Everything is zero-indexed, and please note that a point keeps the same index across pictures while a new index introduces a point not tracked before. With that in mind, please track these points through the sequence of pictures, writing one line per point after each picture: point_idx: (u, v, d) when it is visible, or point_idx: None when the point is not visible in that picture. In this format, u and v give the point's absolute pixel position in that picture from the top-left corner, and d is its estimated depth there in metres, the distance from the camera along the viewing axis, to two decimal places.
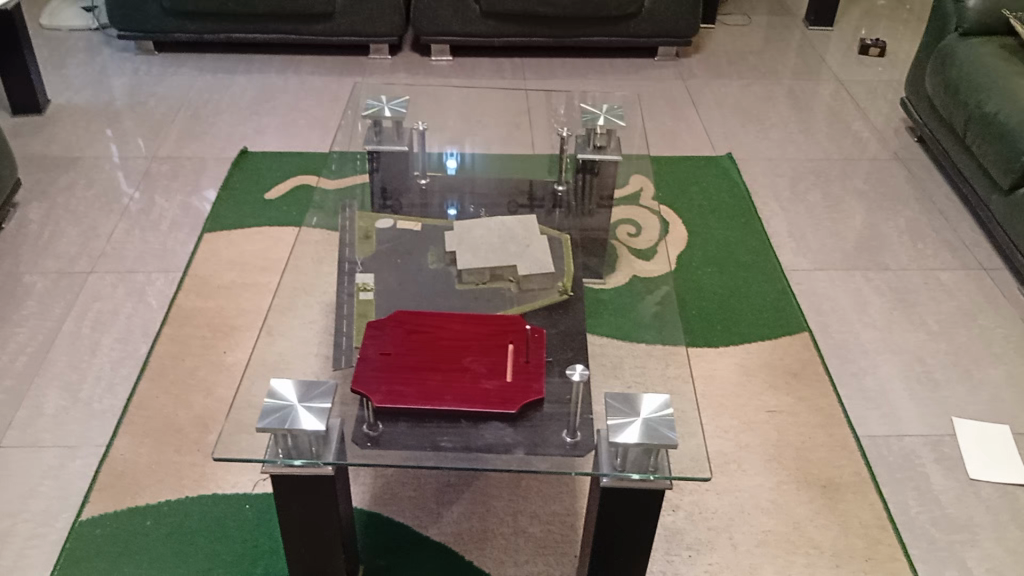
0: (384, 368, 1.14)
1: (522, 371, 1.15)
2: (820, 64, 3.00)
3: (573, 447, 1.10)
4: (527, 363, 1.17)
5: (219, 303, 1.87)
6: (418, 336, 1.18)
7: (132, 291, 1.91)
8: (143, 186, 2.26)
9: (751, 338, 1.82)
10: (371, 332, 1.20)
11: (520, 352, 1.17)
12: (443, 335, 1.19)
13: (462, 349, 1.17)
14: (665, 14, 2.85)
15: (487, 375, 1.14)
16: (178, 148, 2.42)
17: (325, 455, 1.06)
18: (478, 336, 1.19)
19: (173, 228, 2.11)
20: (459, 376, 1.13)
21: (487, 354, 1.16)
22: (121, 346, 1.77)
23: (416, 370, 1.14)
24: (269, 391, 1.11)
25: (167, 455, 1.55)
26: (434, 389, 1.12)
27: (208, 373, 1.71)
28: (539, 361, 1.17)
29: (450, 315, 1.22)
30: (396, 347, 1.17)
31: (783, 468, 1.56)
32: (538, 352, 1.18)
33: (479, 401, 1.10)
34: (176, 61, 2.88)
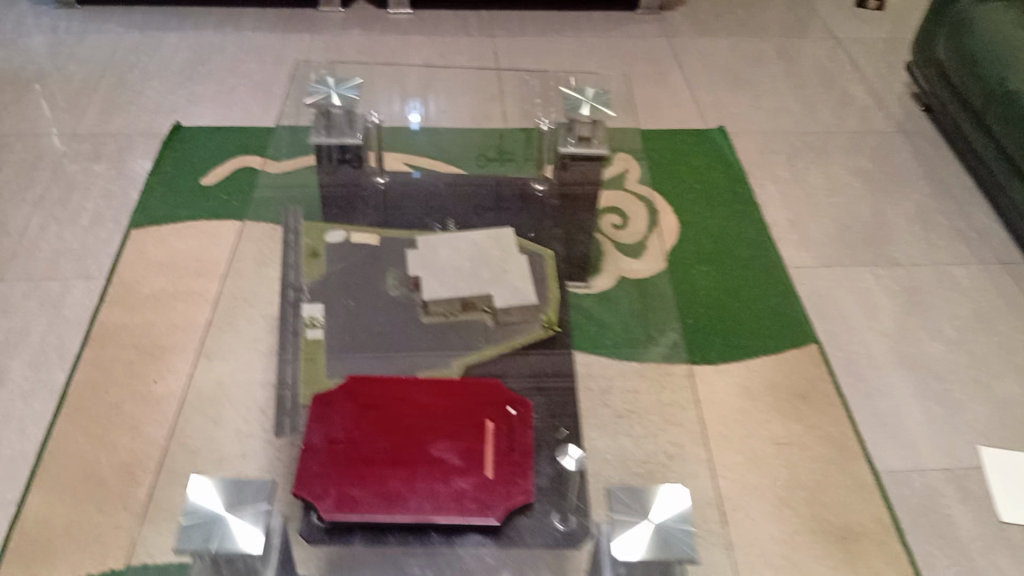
0: (333, 462, 0.93)
1: (503, 461, 0.95)
2: (814, 19, 2.76)
3: (566, 537, 0.96)
4: (510, 450, 0.97)
5: (148, 319, 1.62)
6: (375, 418, 0.98)
7: (46, 303, 1.65)
8: (61, 170, 1.98)
9: (753, 353, 1.63)
10: (317, 412, 0.99)
11: (501, 435, 0.97)
12: (406, 414, 0.98)
13: (429, 433, 0.96)
14: None
15: (460, 467, 0.93)
16: (101, 122, 2.13)
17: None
18: (449, 414, 0.99)
19: (94, 222, 1.84)
20: (426, 471, 0.93)
21: (460, 439, 0.96)
22: (33, 374, 1.53)
23: (373, 464, 0.93)
24: (189, 489, 0.91)
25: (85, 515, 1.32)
26: (395, 490, 0.91)
27: (134, 408, 1.47)
28: (524, 446, 0.98)
29: (415, 385, 1.02)
30: (348, 432, 0.96)
31: (795, 515, 1.38)
32: (522, 433, 0.98)
33: (453, 507, 0.90)
34: (99, 16, 2.55)
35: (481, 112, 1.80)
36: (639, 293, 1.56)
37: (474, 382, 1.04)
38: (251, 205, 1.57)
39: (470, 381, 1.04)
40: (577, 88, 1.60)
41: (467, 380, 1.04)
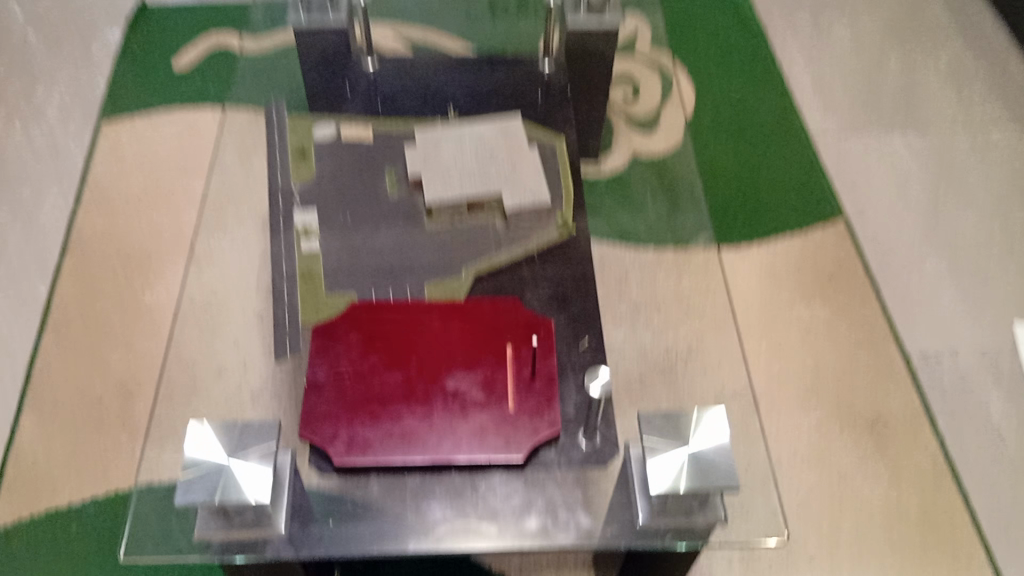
0: (340, 400, 0.89)
1: (526, 393, 0.91)
2: None
3: (592, 455, 0.89)
4: (531, 379, 0.92)
5: (131, 223, 1.51)
6: (384, 349, 0.93)
7: (19, 210, 1.54)
8: (21, 60, 1.82)
9: (778, 233, 1.53)
10: (319, 344, 0.94)
11: (521, 364, 0.93)
12: (417, 344, 0.94)
13: (443, 366, 0.92)
14: None
15: (479, 403, 0.90)
16: (59, 3, 1.95)
17: (277, 526, 0.80)
18: (463, 343, 0.94)
19: (62, 117, 1.70)
20: (444, 408, 0.89)
21: (478, 373, 0.92)
22: (14, 288, 1.44)
23: (385, 402, 0.89)
24: (190, 436, 0.82)
25: (85, 437, 1.26)
26: (410, 430, 0.87)
27: (126, 322, 1.39)
28: (548, 375, 0.93)
29: (424, 309, 0.97)
30: (354, 367, 0.91)
31: (824, 405, 1.32)
32: (543, 361, 0.94)
33: (475, 445, 0.86)
34: None
35: None
36: (659, 177, 1.44)
37: (489, 304, 0.99)
38: (232, 87, 1.41)
39: (483, 304, 0.99)
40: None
41: (479, 303, 0.99)
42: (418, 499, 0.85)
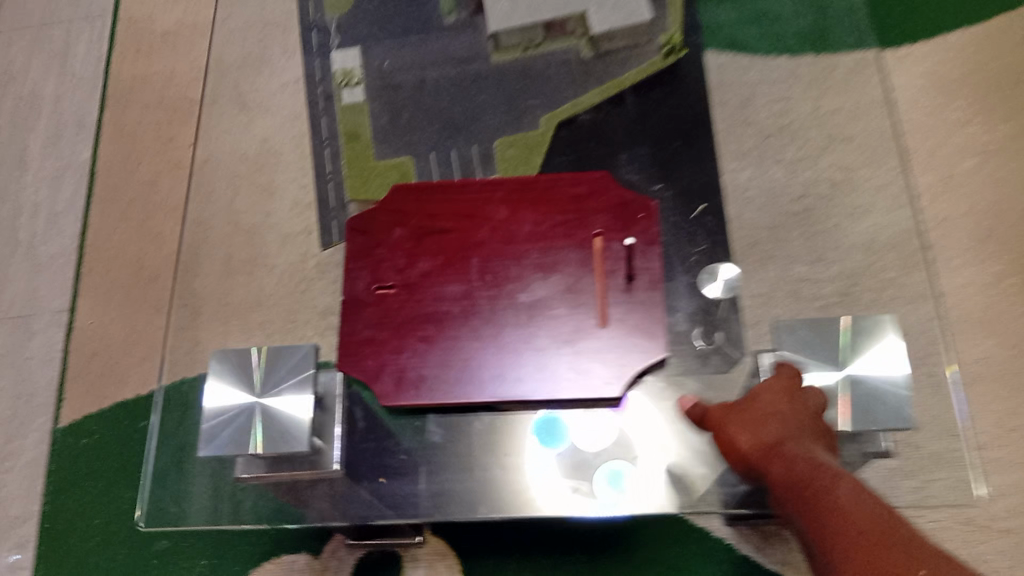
0: (383, 322, 0.73)
1: (621, 302, 0.72)
2: None
3: (707, 358, 0.79)
4: (629, 284, 0.73)
5: (170, 66, 1.33)
6: (437, 245, 0.76)
7: (53, 58, 1.38)
8: None
9: (952, 28, 1.21)
10: (355, 245, 0.78)
11: (615, 262, 0.73)
12: (477, 243, 0.76)
13: (511, 270, 0.74)
14: None
15: (560, 320, 0.72)
16: None
17: (331, 463, 0.73)
18: (536, 240, 0.75)
19: None
20: (515, 330, 0.72)
21: (559, 279, 0.73)
22: (57, 151, 1.30)
23: (441, 323, 0.73)
24: (218, 361, 0.71)
25: (141, 319, 1.15)
26: (472, 362, 0.71)
27: (172, 184, 1.24)
28: (653, 275, 0.73)
29: (486, 192, 0.78)
30: (400, 275, 0.75)
31: (1003, 250, 1.06)
32: (646, 253, 0.74)
33: (555, 380, 0.69)
34: None
35: None
36: None
37: (571, 181, 0.78)
38: None
39: (561, 181, 0.79)
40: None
41: (558, 177, 0.79)
42: (485, 452, 0.76)
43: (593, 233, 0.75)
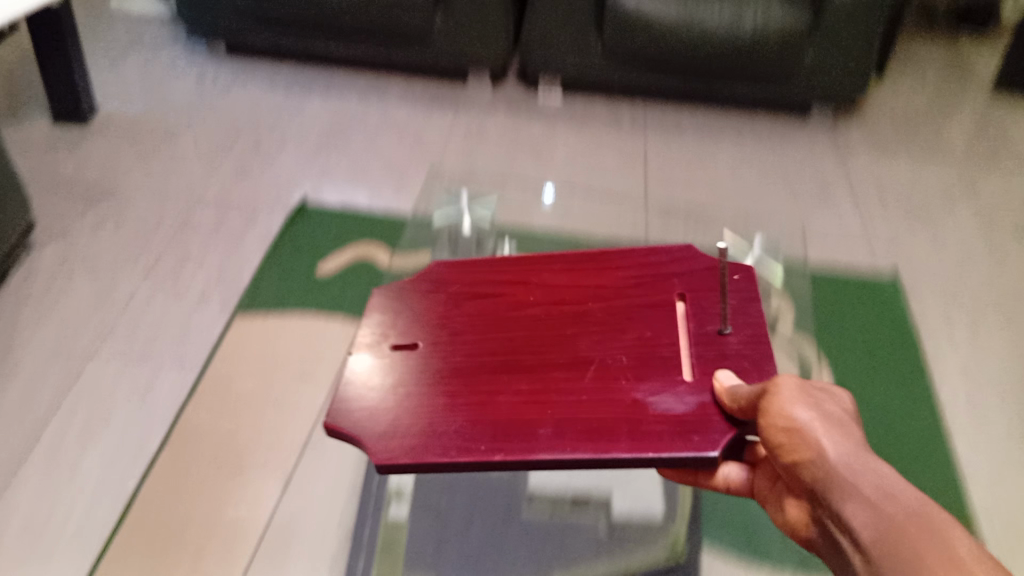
0: (412, 364, 0.96)
1: (710, 359, 0.95)
2: (1012, 148, 2.41)
3: None
4: (723, 332, 0.98)
5: (233, 425, 1.51)
6: (481, 311, 1.04)
7: (134, 388, 1.59)
8: (178, 237, 1.96)
9: None
10: (389, 295, 1.06)
11: (709, 320, 1.00)
12: (522, 306, 1.04)
13: (561, 336, 1.00)
14: (829, 77, 2.31)
15: (622, 379, 0.93)
16: (230, 189, 2.11)
17: None
18: (598, 309, 1.03)
19: (201, 302, 1.79)
20: (568, 384, 0.93)
21: (624, 341, 0.98)
22: (105, 470, 1.44)
23: (480, 375, 0.95)
24: None
25: None
26: (504, 414, 0.89)
27: (186, 515, 1.36)
28: (748, 333, 0.99)
29: (531, 271, 1.10)
30: (431, 334, 1.00)
31: None
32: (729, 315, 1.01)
33: (612, 433, 0.87)
34: (249, 71, 2.56)
35: (624, 232, 1.64)
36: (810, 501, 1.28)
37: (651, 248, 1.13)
38: None
39: (634, 253, 1.12)
40: (746, 244, 1.49)
41: (604, 261, 1.11)
42: None
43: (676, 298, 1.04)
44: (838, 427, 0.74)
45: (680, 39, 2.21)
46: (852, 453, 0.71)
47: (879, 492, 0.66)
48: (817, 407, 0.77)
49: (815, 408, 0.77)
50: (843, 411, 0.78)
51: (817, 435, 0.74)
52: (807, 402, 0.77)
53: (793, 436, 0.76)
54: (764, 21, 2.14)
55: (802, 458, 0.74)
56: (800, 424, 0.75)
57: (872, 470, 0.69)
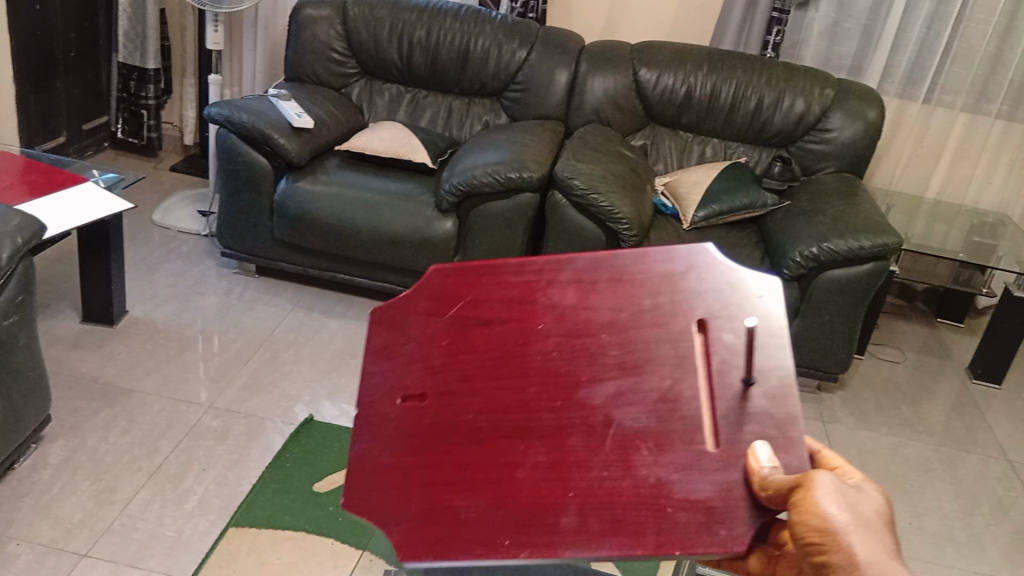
0: (424, 421, 0.85)
1: (740, 424, 0.80)
2: (985, 430, 2.53)
3: None
4: (748, 382, 0.85)
5: None
6: (474, 328, 0.93)
7: None
8: (184, 445, 2.01)
9: None
10: (389, 342, 0.94)
11: (733, 367, 0.86)
12: (531, 339, 0.91)
13: (575, 384, 0.86)
14: (815, 349, 2.46)
15: (643, 451, 0.79)
16: (241, 399, 2.20)
17: None
18: (611, 341, 0.90)
19: (197, 509, 1.83)
20: (584, 450, 0.79)
21: (645, 397, 0.84)
22: None
23: (497, 445, 0.81)
24: None
25: None
26: (525, 493, 0.76)
27: None
28: (776, 385, 0.85)
29: (536, 291, 0.97)
30: (440, 385, 0.88)
31: None
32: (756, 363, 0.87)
33: (640, 525, 0.73)
34: (273, 289, 2.73)
35: None
36: None
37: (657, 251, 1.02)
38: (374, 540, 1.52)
39: (647, 259, 1.00)
40: None
41: (627, 275, 0.98)
42: None
43: (695, 320, 0.92)
44: (863, 526, 0.73)
45: None
46: (878, 559, 0.71)
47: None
48: (844, 503, 0.74)
49: (843, 502, 0.74)
50: (873, 512, 0.76)
51: (851, 541, 0.72)
52: (837, 499, 0.74)
53: (825, 534, 0.73)
54: None
55: (834, 554, 0.72)
56: (835, 524, 0.73)
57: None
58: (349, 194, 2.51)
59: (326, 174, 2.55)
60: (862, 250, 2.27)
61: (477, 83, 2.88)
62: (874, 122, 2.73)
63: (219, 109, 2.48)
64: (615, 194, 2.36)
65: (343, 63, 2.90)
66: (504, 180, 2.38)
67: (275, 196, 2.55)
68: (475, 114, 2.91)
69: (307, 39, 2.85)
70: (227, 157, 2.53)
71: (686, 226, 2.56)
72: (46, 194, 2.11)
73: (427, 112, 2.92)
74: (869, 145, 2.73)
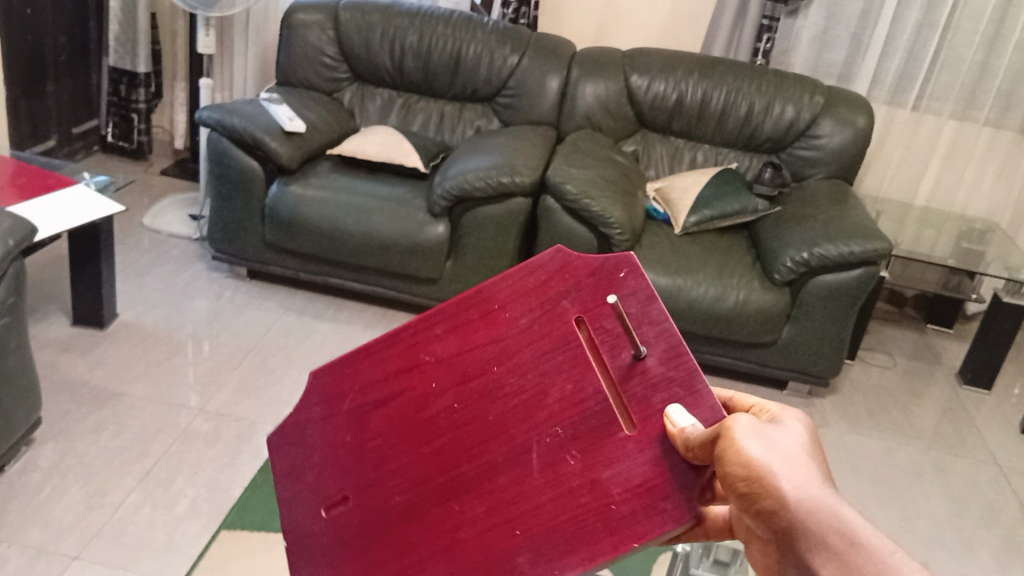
0: (354, 522, 0.80)
1: (645, 397, 0.72)
2: (976, 436, 2.54)
3: None
4: (643, 358, 0.73)
5: None
6: (369, 404, 0.83)
7: None
8: (175, 448, 2.00)
9: None
10: (297, 460, 0.87)
11: (620, 342, 0.74)
12: (430, 401, 0.79)
13: (483, 427, 0.76)
14: (803, 351, 2.46)
15: (569, 458, 0.72)
16: (232, 403, 2.19)
17: None
18: (503, 372, 0.77)
19: (189, 513, 1.82)
20: (516, 484, 0.72)
21: (547, 412, 0.74)
22: None
23: (426, 516, 0.75)
24: None
25: None
26: (474, 554, 0.72)
27: None
28: (668, 347, 0.73)
29: (415, 350, 0.82)
30: (357, 481, 0.81)
31: None
32: (652, 327, 0.74)
33: (588, 531, 0.69)
34: (264, 293, 2.72)
35: None
36: None
37: None
38: None
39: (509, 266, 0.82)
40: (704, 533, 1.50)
41: (489, 287, 0.81)
42: None
43: (573, 321, 0.77)
44: (789, 462, 0.69)
45: (670, 308, 2.39)
46: (808, 492, 0.67)
47: (846, 538, 0.64)
48: (767, 443, 0.69)
49: (764, 443, 0.69)
50: (795, 444, 0.71)
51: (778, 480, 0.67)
52: (758, 441, 0.69)
53: (752, 482, 0.67)
54: (744, 302, 2.38)
55: (766, 500, 0.68)
56: (761, 469, 0.67)
57: (830, 511, 0.66)
58: (340, 198, 2.51)
59: (318, 177, 2.56)
60: (852, 254, 2.28)
61: (469, 88, 2.88)
62: (863, 128, 2.75)
63: (211, 113, 2.48)
64: (606, 199, 2.37)
65: (335, 67, 2.90)
66: (495, 185, 2.38)
67: (266, 200, 2.55)
68: (467, 119, 2.91)
69: (299, 44, 2.85)
70: (218, 161, 2.53)
71: (678, 230, 2.57)
72: (38, 197, 2.10)
73: (420, 117, 2.92)
74: (859, 152, 2.75)
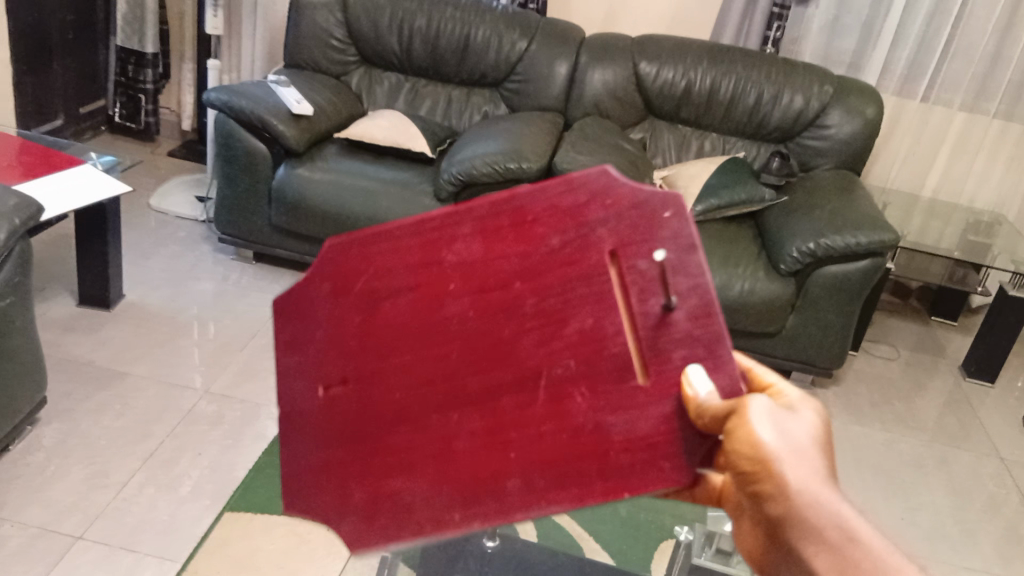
0: (354, 413, 0.75)
1: (668, 351, 0.68)
2: (979, 429, 2.54)
3: None
4: (671, 309, 0.68)
5: None
6: (376, 297, 0.74)
7: None
8: (178, 430, 2.01)
9: None
10: (297, 330, 0.77)
11: (651, 287, 0.68)
12: (446, 302, 0.72)
13: (500, 344, 0.71)
14: (807, 341, 2.47)
15: (577, 395, 0.69)
16: (235, 385, 2.20)
17: None
18: (526, 289, 0.70)
19: (193, 494, 1.83)
20: (518, 410, 0.71)
21: (566, 346, 0.70)
22: None
23: (426, 421, 0.73)
24: None
25: None
26: (467, 472, 0.71)
27: None
28: (699, 303, 0.68)
29: (437, 239, 0.72)
30: (360, 367, 0.75)
31: None
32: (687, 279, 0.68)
33: (583, 471, 0.69)
34: (269, 275, 2.73)
35: None
36: None
37: None
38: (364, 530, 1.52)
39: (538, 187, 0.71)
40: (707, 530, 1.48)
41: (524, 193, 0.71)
42: None
43: (606, 255, 0.69)
44: (799, 449, 0.66)
45: None
46: (811, 483, 0.65)
47: (841, 533, 0.64)
48: (778, 426, 0.66)
49: (775, 425, 0.66)
50: (805, 424, 0.68)
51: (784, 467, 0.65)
52: (769, 423, 0.65)
53: (757, 465, 0.65)
54: (749, 291, 2.38)
55: (767, 484, 0.65)
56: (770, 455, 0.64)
57: (830, 506, 0.64)
58: (346, 181, 2.51)
59: (324, 161, 2.56)
60: (859, 245, 2.28)
61: (477, 72, 2.87)
62: (872, 119, 2.74)
63: (218, 94, 2.48)
64: None
65: (343, 50, 2.89)
66: (502, 170, 2.37)
67: (273, 182, 2.55)
68: (474, 105, 2.91)
69: (307, 26, 2.85)
70: (225, 143, 2.53)
71: None
72: (44, 177, 2.11)
73: (427, 101, 2.91)
74: (866, 144, 2.75)
